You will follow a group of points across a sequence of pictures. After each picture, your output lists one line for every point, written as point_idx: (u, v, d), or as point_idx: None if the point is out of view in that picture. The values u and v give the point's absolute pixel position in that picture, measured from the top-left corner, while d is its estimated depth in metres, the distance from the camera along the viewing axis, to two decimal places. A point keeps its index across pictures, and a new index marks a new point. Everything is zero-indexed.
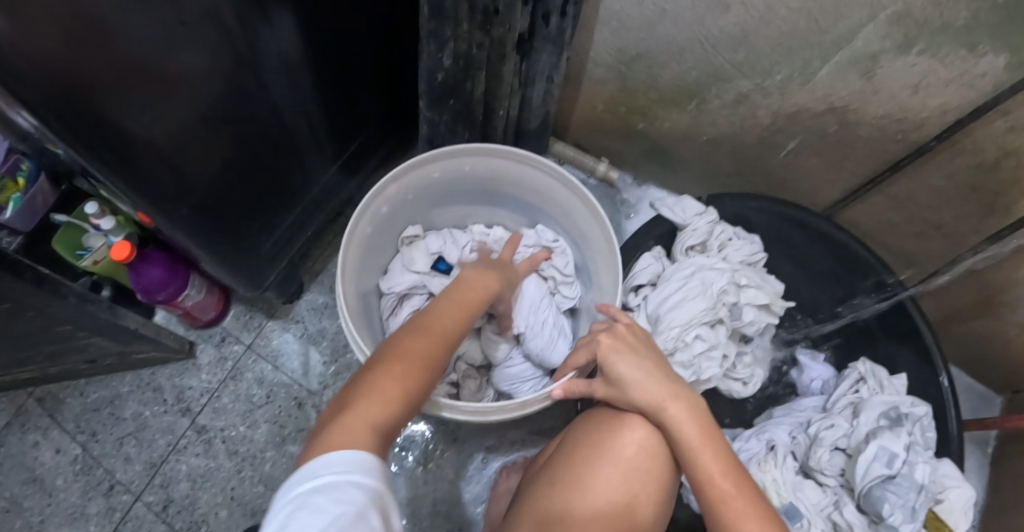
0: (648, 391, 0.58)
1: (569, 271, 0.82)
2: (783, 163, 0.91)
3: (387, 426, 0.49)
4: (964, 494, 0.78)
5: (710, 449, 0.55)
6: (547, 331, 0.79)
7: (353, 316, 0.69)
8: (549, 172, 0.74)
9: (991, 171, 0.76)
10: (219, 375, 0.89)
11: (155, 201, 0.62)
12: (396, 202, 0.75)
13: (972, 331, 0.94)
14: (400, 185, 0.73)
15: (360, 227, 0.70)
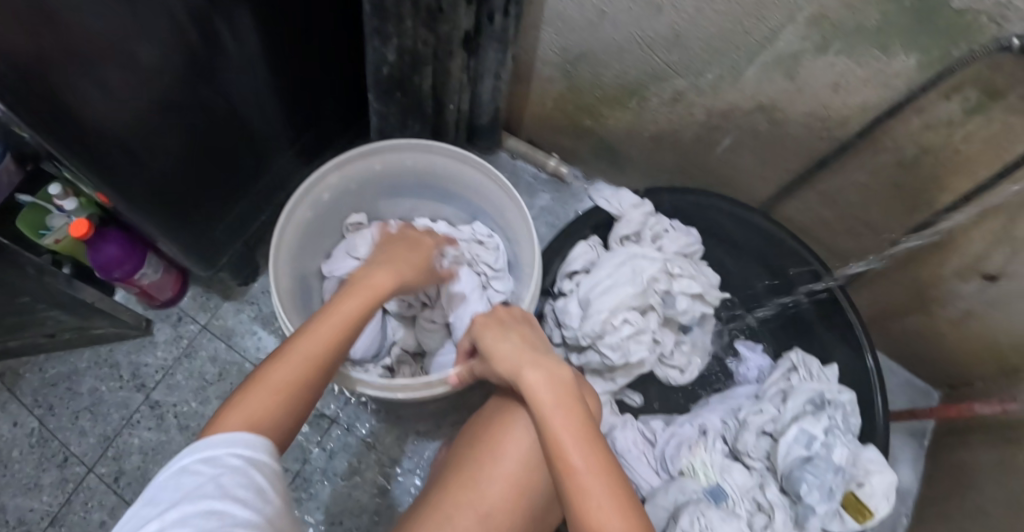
0: (511, 361, 0.62)
1: (500, 266, 0.85)
2: (721, 160, 0.93)
3: (287, 424, 0.51)
4: (885, 478, 0.80)
5: (561, 415, 0.55)
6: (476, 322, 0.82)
7: (286, 295, 0.72)
8: (482, 171, 0.77)
9: (914, 167, 0.80)
10: (174, 352, 0.95)
11: (108, 178, 0.66)
12: (338, 190, 0.79)
13: (908, 327, 0.97)
14: (342, 174, 0.77)
15: (299, 213, 0.74)
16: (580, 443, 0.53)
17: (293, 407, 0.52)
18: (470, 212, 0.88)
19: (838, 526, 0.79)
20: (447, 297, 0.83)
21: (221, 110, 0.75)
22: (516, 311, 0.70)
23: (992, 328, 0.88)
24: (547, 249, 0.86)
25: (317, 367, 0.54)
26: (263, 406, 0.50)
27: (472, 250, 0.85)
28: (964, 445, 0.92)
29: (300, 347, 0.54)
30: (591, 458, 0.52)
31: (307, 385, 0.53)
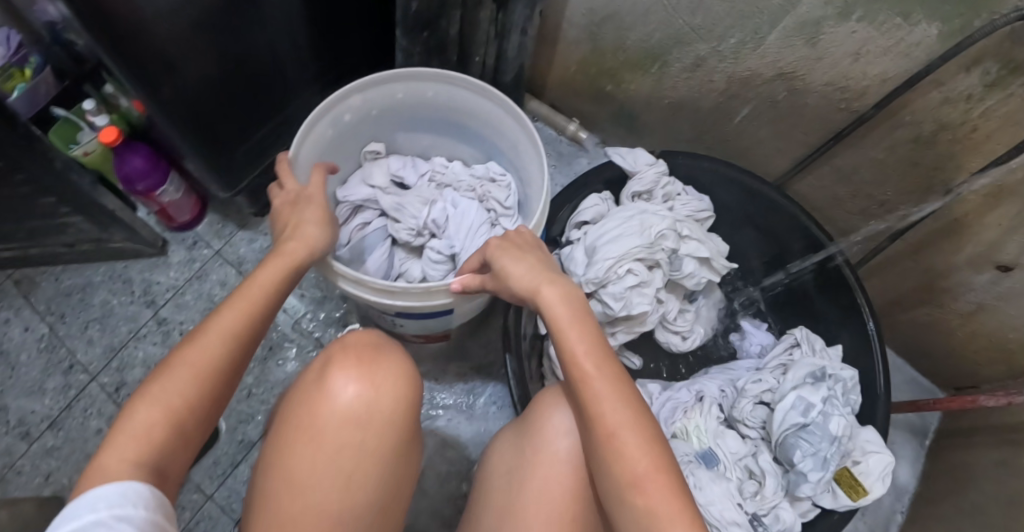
0: (524, 281, 0.61)
1: (510, 205, 0.85)
2: (737, 130, 0.94)
3: (204, 406, 0.52)
4: (882, 460, 0.78)
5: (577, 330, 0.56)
6: None
7: None
8: (502, 107, 0.76)
9: (930, 143, 0.78)
10: (186, 274, 0.95)
11: (143, 79, 0.69)
12: (360, 113, 0.79)
13: (916, 320, 0.94)
14: (364, 98, 0.77)
15: (320, 127, 0.74)
16: (595, 358, 0.55)
17: (209, 391, 0.52)
18: (487, 151, 0.88)
19: (829, 500, 0.77)
20: (454, 228, 0.84)
21: (259, 35, 0.78)
22: (529, 235, 0.68)
23: (1000, 324, 0.83)
24: (559, 196, 0.87)
25: (231, 343, 0.54)
26: (181, 391, 0.50)
27: (485, 187, 0.86)
28: (968, 446, 0.88)
29: (214, 328, 0.53)
30: (608, 373, 0.54)
31: (223, 366, 0.53)
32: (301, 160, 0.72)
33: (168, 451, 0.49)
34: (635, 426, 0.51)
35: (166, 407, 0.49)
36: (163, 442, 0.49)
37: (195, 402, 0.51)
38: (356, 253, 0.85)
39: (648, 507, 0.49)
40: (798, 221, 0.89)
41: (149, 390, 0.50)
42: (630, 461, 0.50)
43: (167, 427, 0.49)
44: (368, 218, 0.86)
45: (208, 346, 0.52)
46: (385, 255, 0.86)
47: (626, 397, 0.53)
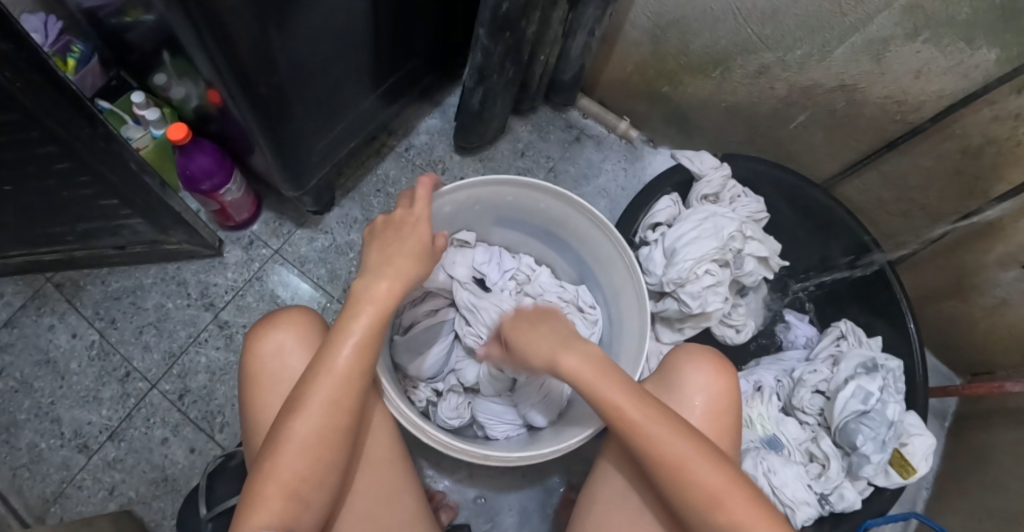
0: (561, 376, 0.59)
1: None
2: (791, 135, 0.98)
3: (334, 445, 0.55)
4: (924, 441, 0.87)
5: (654, 424, 0.54)
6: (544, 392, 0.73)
7: None
8: (615, 246, 0.68)
9: (976, 156, 0.84)
10: (244, 275, 0.94)
11: (239, 77, 0.65)
12: (461, 207, 0.71)
13: (943, 313, 1.04)
14: (470, 194, 0.70)
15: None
16: (664, 438, 0.54)
17: (336, 425, 0.54)
18: (581, 273, 0.80)
19: (882, 480, 0.86)
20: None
21: (343, 31, 0.75)
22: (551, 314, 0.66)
23: (1022, 318, 0.93)
24: (633, 200, 0.89)
25: (346, 383, 0.55)
26: (310, 423, 0.54)
27: (570, 314, 0.76)
28: (987, 427, 1.01)
29: (331, 365, 0.55)
30: (697, 451, 0.54)
31: (347, 403, 0.55)
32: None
33: (309, 480, 0.53)
34: (728, 488, 0.53)
35: (303, 446, 0.53)
36: (308, 471, 0.53)
37: (324, 430, 0.54)
38: (414, 342, 0.75)
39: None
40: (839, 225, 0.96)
41: (286, 428, 0.53)
42: (717, 509, 0.52)
43: (304, 459, 0.53)
44: (438, 306, 0.78)
45: (328, 384, 0.55)
46: (444, 349, 0.77)
47: (710, 462, 0.53)
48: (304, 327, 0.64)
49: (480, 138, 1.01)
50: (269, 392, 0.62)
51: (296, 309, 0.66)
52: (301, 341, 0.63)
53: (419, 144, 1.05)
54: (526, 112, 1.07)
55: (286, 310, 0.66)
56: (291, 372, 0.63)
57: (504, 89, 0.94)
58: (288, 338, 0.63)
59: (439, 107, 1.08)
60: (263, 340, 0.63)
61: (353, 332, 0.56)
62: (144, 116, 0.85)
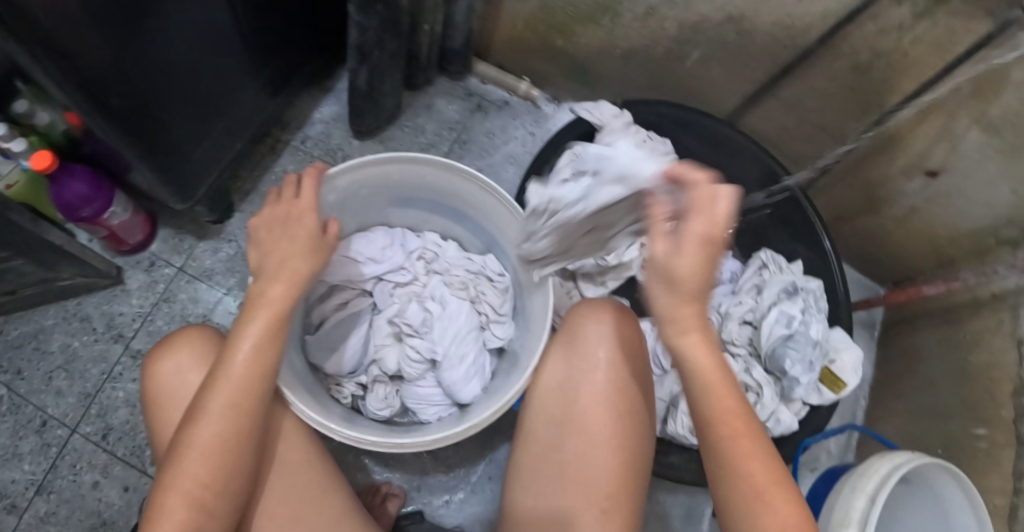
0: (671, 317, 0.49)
1: (504, 310, 0.74)
2: (690, 72, 0.96)
3: (237, 453, 0.52)
4: (852, 353, 0.89)
5: (726, 392, 0.50)
6: (464, 366, 0.70)
7: None
8: (509, 210, 0.66)
9: (867, 72, 0.83)
10: (151, 298, 0.90)
11: (86, 93, 0.60)
12: (346, 195, 0.68)
13: (858, 228, 1.07)
14: (354, 178, 0.66)
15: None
16: (738, 414, 0.50)
17: (238, 431, 0.52)
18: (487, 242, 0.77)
19: (816, 398, 0.87)
20: (437, 329, 0.71)
21: (196, 24, 0.69)
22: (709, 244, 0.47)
23: (933, 222, 0.96)
24: (535, 157, 0.85)
25: (245, 388, 0.52)
26: (210, 433, 0.51)
27: (478, 286, 0.74)
28: (912, 329, 1.05)
29: (227, 371, 0.52)
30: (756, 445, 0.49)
31: (245, 407, 0.52)
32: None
33: (212, 494, 0.50)
34: (775, 484, 0.48)
35: (204, 454, 0.50)
36: (210, 480, 0.50)
37: (225, 441, 0.51)
38: (326, 340, 0.72)
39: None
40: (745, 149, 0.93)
41: (186, 439, 0.50)
42: (769, 504, 0.47)
43: (206, 469, 0.50)
44: (349, 296, 0.75)
45: (226, 390, 0.52)
46: (360, 341, 0.74)
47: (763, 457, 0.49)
48: (201, 343, 0.59)
49: (376, 120, 0.97)
50: (172, 415, 0.57)
51: (193, 330, 0.61)
52: (201, 361, 0.58)
53: (314, 135, 1.01)
54: (421, 85, 1.03)
55: (187, 330, 0.60)
56: (190, 390, 0.57)
57: (389, 66, 0.89)
58: (186, 360, 0.58)
59: (330, 93, 1.03)
60: (160, 362, 0.58)
61: (248, 337, 0.54)
62: (9, 149, 0.72)
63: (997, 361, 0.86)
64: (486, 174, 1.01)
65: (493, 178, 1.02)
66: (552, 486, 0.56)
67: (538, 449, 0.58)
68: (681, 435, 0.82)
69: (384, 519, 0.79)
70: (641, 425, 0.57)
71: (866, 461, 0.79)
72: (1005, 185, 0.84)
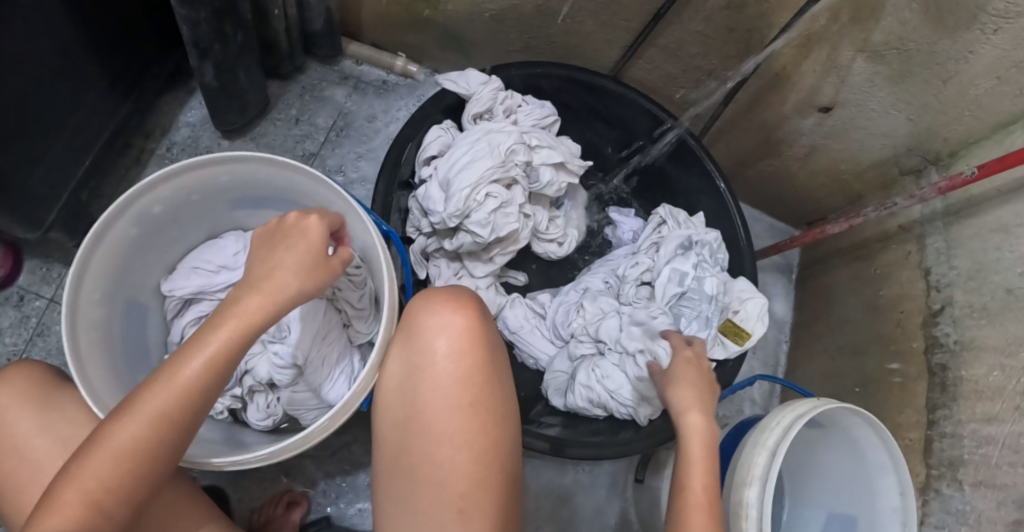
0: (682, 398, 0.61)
1: (361, 306, 0.73)
2: (564, 28, 0.90)
3: (149, 475, 0.46)
4: (756, 303, 0.85)
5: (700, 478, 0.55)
6: (327, 368, 0.70)
7: (87, 332, 0.58)
8: (342, 199, 0.62)
9: (741, 8, 0.78)
10: (23, 335, 0.85)
11: None
12: (173, 203, 0.63)
13: (762, 172, 1.03)
14: (174, 185, 0.61)
15: (111, 234, 0.59)
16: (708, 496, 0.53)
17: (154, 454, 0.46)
18: None
19: (722, 351, 0.83)
20: (295, 333, 0.68)
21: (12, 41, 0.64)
22: (697, 368, 0.65)
23: (832, 159, 0.93)
24: (398, 135, 0.79)
25: (181, 404, 0.47)
26: (117, 457, 0.44)
27: (334, 282, 0.71)
28: (825, 269, 1.03)
29: (160, 386, 0.47)
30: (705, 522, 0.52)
31: (172, 427, 0.46)
32: (81, 308, 0.57)
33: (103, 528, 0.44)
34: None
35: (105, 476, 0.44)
36: (103, 510, 0.44)
37: (133, 465, 0.45)
38: None
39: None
40: (633, 102, 0.88)
41: (82, 463, 0.44)
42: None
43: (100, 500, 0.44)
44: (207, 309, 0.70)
45: (158, 405, 0.46)
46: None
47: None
48: (25, 379, 0.55)
49: (242, 118, 0.92)
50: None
51: (18, 364, 0.57)
52: (25, 398, 0.54)
53: (182, 140, 0.95)
54: (290, 74, 0.97)
55: (9, 367, 0.56)
56: (14, 430, 0.53)
57: (240, 58, 0.83)
58: (6, 399, 0.54)
59: (194, 94, 0.97)
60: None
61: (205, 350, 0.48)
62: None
63: (908, 292, 0.84)
64: (368, 160, 0.97)
65: (375, 163, 0.97)
66: (407, 489, 0.54)
67: (390, 451, 0.56)
68: (583, 407, 0.81)
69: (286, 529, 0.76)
70: (498, 423, 0.56)
71: (769, 413, 0.77)
72: (900, 113, 0.80)
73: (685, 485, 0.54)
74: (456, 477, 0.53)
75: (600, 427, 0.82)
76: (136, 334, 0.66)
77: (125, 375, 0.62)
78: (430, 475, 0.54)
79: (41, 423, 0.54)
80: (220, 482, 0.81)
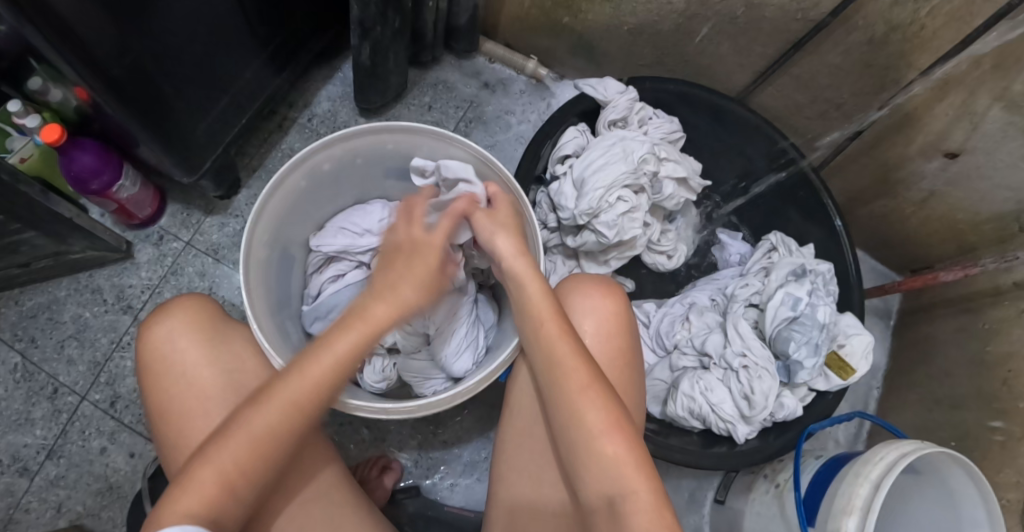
0: (535, 307, 0.57)
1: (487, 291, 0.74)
2: (698, 49, 0.93)
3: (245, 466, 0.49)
4: (863, 339, 0.84)
5: (591, 412, 0.53)
6: (456, 339, 0.71)
7: (258, 269, 0.63)
8: (500, 178, 0.68)
9: (882, 45, 0.80)
10: (158, 272, 0.92)
11: (92, 65, 0.62)
12: (341, 163, 0.69)
13: (872, 212, 1.04)
14: (348, 146, 0.67)
15: (286, 183, 0.64)
16: (611, 427, 0.52)
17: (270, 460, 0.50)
18: None
19: (822, 383, 0.83)
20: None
21: None
22: (510, 209, 0.64)
23: (950, 207, 0.93)
24: (539, 132, 0.84)
25: (297, 415, 0.50)
26: (235, 457, 0.48)
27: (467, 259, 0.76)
28: (928, 318, 1.02)
29: (279, 398, 0.50)
30: (607, 463, 0.51)
31: (283, 435, 0.50)
32: (253, 245, 0.62)
33: (227, 519, 0.48)
34: (612, 423, 0.52)
35: (221, 475, 0.48)
36: (222, 504, 0.48)
37: (247, 468, 0.49)
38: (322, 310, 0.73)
39: (618, 480, 0.51)
40: (756, 130, 0.90)
41: (210, 453, 0.48)
42: (606, 442, 0.52)
43: (222, 496, 0.48)
44: (343, 269, 0.75)
45: (243, 438, 0.49)
46: None
47: (605, 397, 0.53)
48: (197, 311, 0.59)
49: (382, 98, 0.97)
50: (163, 381, 0.56)
51: (185, 296, 0.60)
52: (194, 328, 0.58)
53: (321, 113, 1.01)
54: (428, 63, 1.03)
55: (183, 298, 0.60)
56: (181, 355, 0.57)
57: (394, 41, 0.88)
58: (177, 328, 0.57)
59: (337, 71, 1.04)
60: (153, 328, 0.57)
61: (332, 340, 0.53)
62: (24, 125, 0.75)
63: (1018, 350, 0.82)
64: (493, 153, 1.01)
65: (499, 156, 1.01)
66: (515, 463, 0.61)
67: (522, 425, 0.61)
68: (681, 417, 0.82)
69: (378, 492, 0.79)
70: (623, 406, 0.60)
71: (873, 447, 0.74)
72: None
73: (588, 431, 0.53)
74: None
75: (692, 440, 0.83)
76: (285, 281, 0.71)
77: (277, 315, 0.67)
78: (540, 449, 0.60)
79: (203, 354, 0.57)
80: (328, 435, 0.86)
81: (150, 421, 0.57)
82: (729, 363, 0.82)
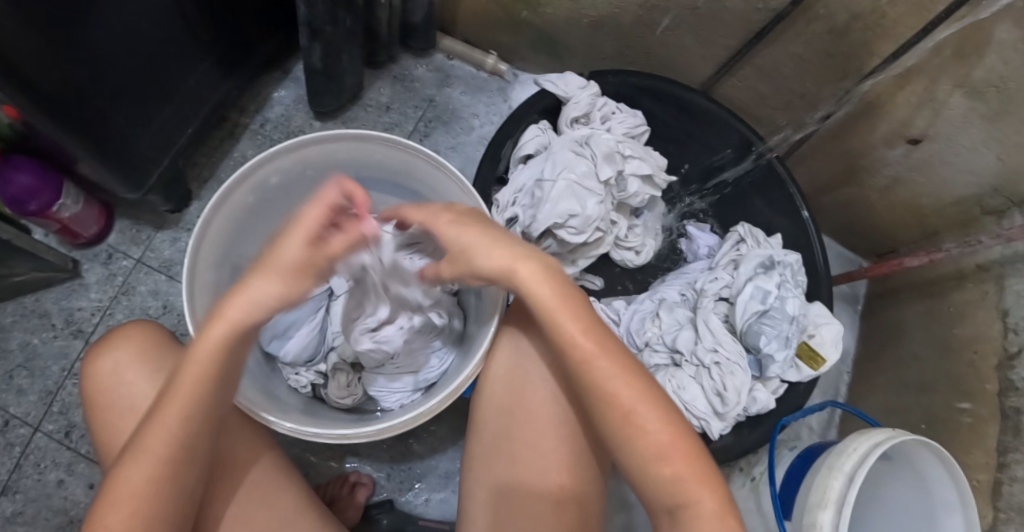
0: (581, 345, 0.53)
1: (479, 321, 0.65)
2: (660, 40, 0.92)
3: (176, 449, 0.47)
4: (832, 329, 0.84)
5: (651, 429, 0.51)
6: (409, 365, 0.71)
7: (206, 290, 0.60)
8: (458, 185, 0.65)
9: (845, 34, 0.79)
10: (109, 292, 0.88)
11: (19, 86, 0.58)
12: (292, 175, 0.66)
13: (837, 199, 1.04)
14: (298, 157, 0.64)
15: (233, 199, 0.61)
16: (672, 444, 0.51)
17: (192, 425, 0.48)
18: None
19: (794, 375, 0.83)
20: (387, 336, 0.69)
21: (134, 5, 0.66)
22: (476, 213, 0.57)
23: (914, 192, 0.93)
24: (499, 133, 0.83)
25: (206, 384, 0.48)
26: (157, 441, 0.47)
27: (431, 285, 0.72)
28: (894, 302, 1.03)
29: (183, 376, 0.47)
30: (666, 483, 0.51)
31: (201, 425, 0.48)
32: (198, 264, 0.59)
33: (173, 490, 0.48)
34: (676, 447, 0.51)
35: (155, 453, 0.47)
36: (161, 487, 0.47)
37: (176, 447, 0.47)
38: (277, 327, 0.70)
39: (681, 497, 0.50)
40: (721, 122, 0.89)
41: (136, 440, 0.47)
42: (663, 465, 0.51)
43: (151, 503, 0.46)
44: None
45: (161, 425, 0.47)
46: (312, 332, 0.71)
47: (660, 412, 0.52)
48: (143, 338, 0.56)
49: (337, 101, 0.94)
50: (111, 416, 0.54)
51: (132, 322, 0.57)
52: (142, 358, 0.55)
53: (275, 117, 0.98)
54: (384, 63, 0.99)
55: (129, 326, 0.57)
56: (129, 388, 0.54)
57: (347, 43, 0.84)
58: (124, 358, 0.55)
59: (290, 73, 1.00)
60: (98, 359, 0.54)
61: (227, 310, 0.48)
62: None
63: (981, 332, 0.83)
64: (455, 154, 0.99)
65: (461, 158, 0.99)
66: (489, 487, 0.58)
67: (492, 435, 0.59)
68: None
69: (351, 510, 0.77)
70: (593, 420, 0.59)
71: (845, 438, 0.74)
72: (990, 151, 0.80)
73: (654, 455, 0.51)
74: (557, 471, 0.56)
75: None
76: None
77: None
78: (520, 463, 0.57)
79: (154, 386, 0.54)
80: (300, 454, 0.83)
81: (101, 456, 0.54)
82: (701, 360, 0.82)
